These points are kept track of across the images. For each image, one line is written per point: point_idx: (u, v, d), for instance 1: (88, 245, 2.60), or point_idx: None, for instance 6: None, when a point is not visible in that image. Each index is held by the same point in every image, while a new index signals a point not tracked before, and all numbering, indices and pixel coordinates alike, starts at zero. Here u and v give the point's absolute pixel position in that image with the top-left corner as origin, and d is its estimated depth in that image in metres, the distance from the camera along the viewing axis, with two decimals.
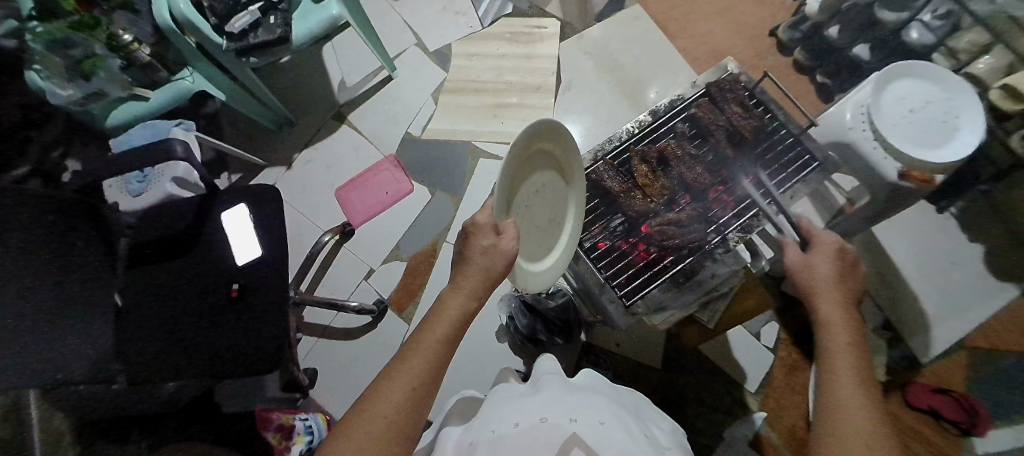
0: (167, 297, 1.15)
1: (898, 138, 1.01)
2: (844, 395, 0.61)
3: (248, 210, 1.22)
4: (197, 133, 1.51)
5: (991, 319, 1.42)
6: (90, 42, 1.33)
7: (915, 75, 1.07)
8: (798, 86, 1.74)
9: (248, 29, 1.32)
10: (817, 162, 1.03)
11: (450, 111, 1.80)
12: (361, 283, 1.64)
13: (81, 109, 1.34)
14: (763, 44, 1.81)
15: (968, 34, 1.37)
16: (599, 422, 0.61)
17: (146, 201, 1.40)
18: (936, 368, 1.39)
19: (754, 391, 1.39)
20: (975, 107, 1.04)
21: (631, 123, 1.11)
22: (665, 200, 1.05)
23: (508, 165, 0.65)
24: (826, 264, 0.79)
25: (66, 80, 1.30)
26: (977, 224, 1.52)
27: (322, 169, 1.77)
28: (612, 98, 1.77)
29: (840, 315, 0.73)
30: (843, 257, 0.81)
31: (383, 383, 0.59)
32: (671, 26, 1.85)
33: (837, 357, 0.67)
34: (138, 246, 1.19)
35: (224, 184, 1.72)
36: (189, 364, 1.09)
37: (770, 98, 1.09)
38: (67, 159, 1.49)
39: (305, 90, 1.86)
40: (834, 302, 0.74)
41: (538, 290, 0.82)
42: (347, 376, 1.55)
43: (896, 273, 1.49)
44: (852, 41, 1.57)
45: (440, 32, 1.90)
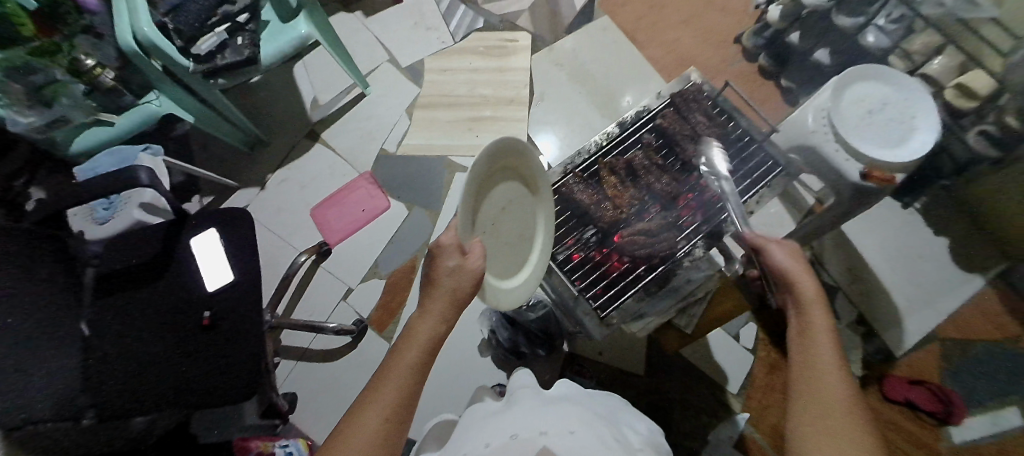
0: (136, 329, 1.11)
1: (857, 140, 1.04)
2: (822, 381, 0.63)
3: (218, 235, 1.19)
4: (164, 158, 1.49)
5: (958, 310, 1.46)
6: (51, 68, 1.29)
7: (869, 79, 1.12)
8: (764, 90, 1.79)
9: (215, 51, 1.31)
10: (780, 166, 1.06)
11: (425, 126, 1.80)
12: (340, 303, 1.61)
13: (44, 136, 1.29)
14: (729, 51, 1.86)
15: (922, 36, 1.44)
16: (569, 431, 0.61)
17: (112, 229, 1.36)
18: (911, 360, 1.42)
19: (736, 392, 1.40)
20: (929, 107, 1.08)
21: (598, 136, 1.13)
22: (635, 209, 1.06)
23: (468, 186, 0.65)
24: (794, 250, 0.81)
25: (27, 107, 1.26)
26: (940, 218, 1.57)
27: (295, 189, 1.74)
28: (585, 108, 1.79)
29: (816, 304, 0.73)
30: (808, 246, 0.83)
31: (356, 415, 0.58)
32: (639, 36, 1.90)
33: (811, 339, 0.68)
34: (104, 276, 1.15)
35: (196, 207, 1.69)
36: (160, 398, 1.06)
37: (733, 106, 1.12)
38: (31, 186, 1.44)
39: (277, 110, 1.84)
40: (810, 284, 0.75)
41: (512, 307, 0.81)
42: (328, 399, 1.51)
43: (867, 269, 1.52)
44: (812, 46, 1.63)
45: (412, 48, 1.91)
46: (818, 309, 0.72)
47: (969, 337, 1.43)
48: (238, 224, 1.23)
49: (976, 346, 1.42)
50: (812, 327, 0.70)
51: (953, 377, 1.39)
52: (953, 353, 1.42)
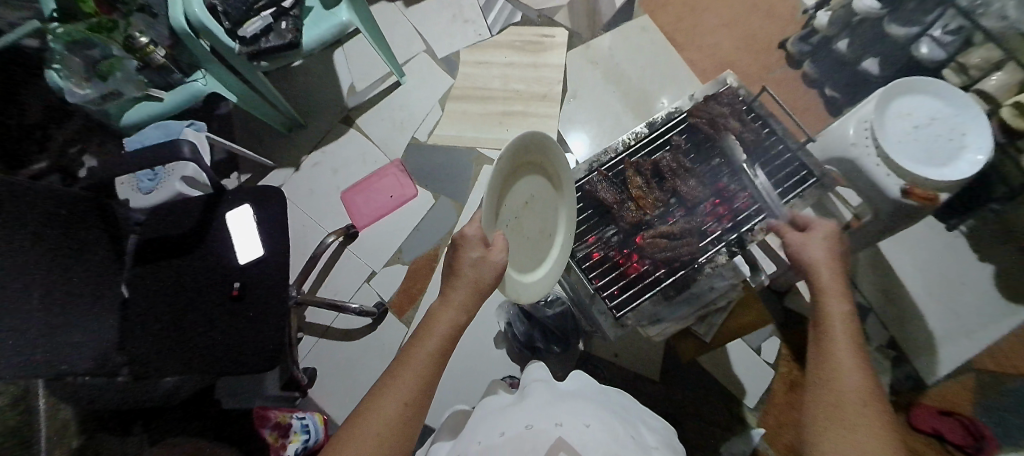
0: (172, 295, 1.17)
1: (899, 155, 1.00)
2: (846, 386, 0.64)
3: (252, 209, 1.25)
4: (207, 134, 1.56)
5: (1001, 341, 1.38)
6: (108, 44, 1.34)
7: (918, 91, 1.07)
8: (805, 99, 1.73)
9: (260, 34, 1.35)
10: (815, 178, 1.02)
11: (456, 118, 1.82)
12: (363, 286, 1.66)
13: (98, 108, 1.38)
14: (771, 56, 1.80)
15: (980, 50, 1.35)
16: (584, 425, 0.62)
17: (155, 199, 1.44)
18: (944, 390, 1.35)
19: (752, 407, 1.37)
20: (983, 126, 1.03)
21: (627, 135, 1.12)
22: (659, 212, 1.05)
23: (493, 180, 0.66)
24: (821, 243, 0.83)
25: (83, 80, 1.33)
26: (987, 244, 1.48)
27: (328, 172, 1.79)
28: (618, 108, 1.77)
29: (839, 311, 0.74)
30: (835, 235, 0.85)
31: (375, 398, 0.60)
32: (678, 38, 1.86)
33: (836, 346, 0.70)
34: (146, 243, 1.22)
35: (233, 184, 1.76)
36: (190, 362, 1.11)
37: (768, 113, 1.08)
38: (83, 155, 1.54)
39: (315, 94, 1.89)
40: (826, 273, 0.80)
41: (530, 301, 0.82)
42: (346, 378, 1.56)
43: (902, 291, 1.46)
44: (860, 55, 1.56)
45: (448, 39, 1.93)
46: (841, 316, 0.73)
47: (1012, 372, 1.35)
48: (272, 201, 1.27)
49: None
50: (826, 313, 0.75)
51: (989, 412, 1.31)
52: (990, 387, 1.34)
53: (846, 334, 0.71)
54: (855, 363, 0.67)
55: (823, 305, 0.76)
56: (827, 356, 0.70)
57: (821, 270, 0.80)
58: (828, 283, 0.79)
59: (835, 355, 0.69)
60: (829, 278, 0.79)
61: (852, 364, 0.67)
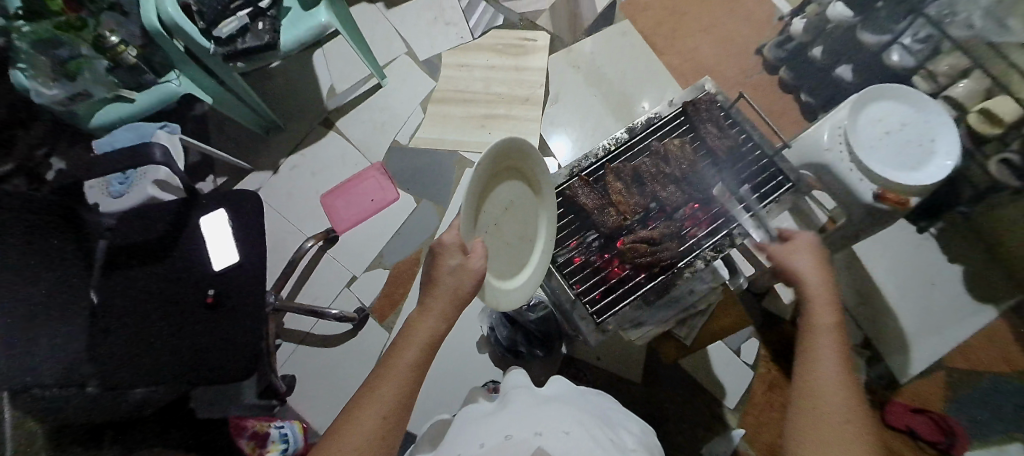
0: (143, 303, 1.12)
1: (873, 160, 1.02)
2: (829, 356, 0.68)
3: (228, 215, 1.22)
4: (181, 137, 1.51)
5: (969, 340, 1.43)
6: (76, 43, 1.32)
7: (890, 98, 1.10)
8: (781, 104, 1.77)
9: (236, 34, 1.32)
10: (790, 182, 1.04)
11: (438, 120, 1.80)
12: (344, 290, 1.63)
13: (65, 109, 1.31)
14: (749, 62, 1.84)
15: (948, 58, 1.40)
16: (563, 432, 0.61)
17: (124, 204, 1.38)
18: (915, 388, 1.39)
19: (733, 408, 1.38)
20: (952, 132, 1.07)
21: (607, 140, 1.12)
22: (639, 216, 1.06)
23: (472, 186, 0.66)
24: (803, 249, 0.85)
25: (51, 79, 1.29)
26: (955, 245, 1.53)
27: (307, 175, 1.76)
28: (599, 110, 1.78)
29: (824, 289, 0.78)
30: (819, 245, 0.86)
31: (352, 414, 0.58)
32: (659, 42, 1.88)
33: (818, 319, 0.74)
34: (117, 248, 1.16)
35: (209, 187, 1.72)
36: (159, 373, 1.06)
37: (745, 118, 1.10)
38: (51, 157, 1.46)
39: (294, 96, 1.86)
40: (811, 278, 0.80)
41: (510, 308, 0.81)
42: (326, 385, 1.53)
43: (876, 292, 1.49)
44: (835, 62, 1.60)
45: (430, 41, 1.92)
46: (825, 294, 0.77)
47: (979, 369, 1.39)
48: (249, 206, 1.24)
49: (985, 379, 1.38)
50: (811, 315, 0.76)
51: (957, 409, 1.35)
52: (959, 384, 1.38)
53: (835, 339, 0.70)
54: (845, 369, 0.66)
55: (812, 307, 0.76)
56: (816, 359, 0.68)
57: (806, 274, 0.81)
58: (816, 288, 0.79)
59: (824, 358, 0.68)
60: (814, 281, 0.80)
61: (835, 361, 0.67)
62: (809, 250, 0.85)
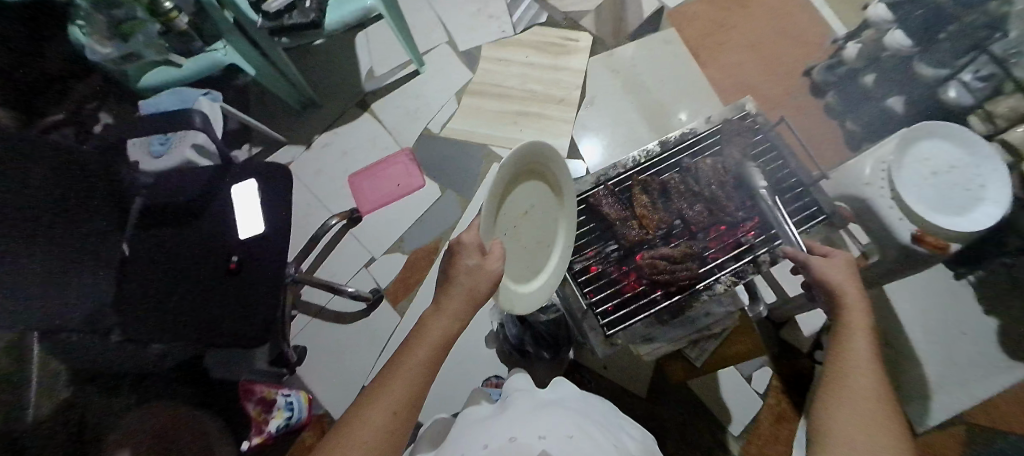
0: (170, 264, 1.16)
1: (915, 200, 0.98)
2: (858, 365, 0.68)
3: (257, 186, 1.24)
4: (222, 105, 1.57)
5: (997, 397, 1.36)
6: (132, 5, 1.29)
7: (941, 136, 1.05)
8: (824, 130, 1.70)
9: (284, 10, 1.33)
10: (824, 214, 1.00)
11: (471, 112, 1.81)
12: (361, 270, 1.66)
13: (117, 68, 1.40)
14: (795, 83, 1.78)
15: (1009, 99, 1.31)
16: (567, 436, 0.62)
17: (163, 165, 1.43)
18: (933, 440, 1.33)
19: (737, 435, 1.35)
20: (1004, 179, 1.01)
21: (637, 152, 1.11)
22: (661, 232, 1.04)
23: (494, 187, 0.66)
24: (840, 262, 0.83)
25: (106, 39, 1.33)
26: (994, 296, 1.46)
27: (338, 153, 1.79)
28: (634, 119, 1.76)
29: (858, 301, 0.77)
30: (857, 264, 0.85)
31: (363, 406, 0.60)
32: (703, 54, 1.84)
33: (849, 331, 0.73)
34: (153, 207, 1.20)
35: (243, 156, 1.77)
36: (180, 334, 1.09)
37: (783, 143, 1.07)
38: (101, 111, 1.51)
39: (334, 74, 1.89)
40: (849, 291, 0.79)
41: (524, 311, 0.81)
42: (334, 361, 1.56)
43: (902, 335, 1.43)
44: (886, 92, 1.53)
45: (471, 33, 1.92)
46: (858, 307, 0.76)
47: (1005, 429, 1.32)
48: (279, 179, 1.27)
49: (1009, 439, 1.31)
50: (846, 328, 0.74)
51: None
52: (981, 442, 1.32)
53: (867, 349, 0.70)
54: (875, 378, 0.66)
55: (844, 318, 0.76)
56: (845, 367, 0.68)
57: (845, 287, 0.79)
58: (852, 300, 0.78)
59: (855, 367, 0.67)
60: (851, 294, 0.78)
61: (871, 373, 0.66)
62: (845, 266, 0.83)
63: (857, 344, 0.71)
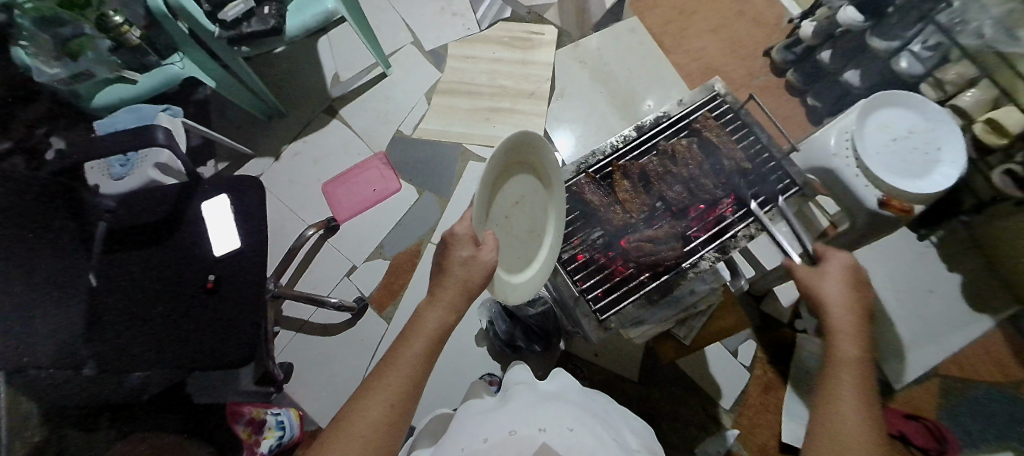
0: (140, 287, 1.10)
1: (879, 168, 1.02)
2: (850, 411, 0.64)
3: (229, 202, 1.20)
4: (183, 120, 1.51)
5: (963, 349, 1.44)
6: (78, 22, 1.27)
7: (898, 105, 1.10)
8: (788, 106, 1.76)
9: (241, 18, 1.29)
10: (798, 186, 1.04)
11: (442, 112, 1.79)
12: (344, 279, 1.63)
13: (68, 88, 1.32)
14: (756, 64, 1.83)
15: (956, 67, 1.40)
16: (567, 429, 0.62)
17: (125, 187, 1.37)
18: (909, 395, 1.40)
19: (728, 408, 1.39)
20: (957, 140, 1.07)
21: (615, 138, 1.13)
22: (644, 215, 1.06)
23: (485, 178, 0.65)
24: (839, 284, 0.77)
25: (52, 58, 1.27)
26: (955, 253, 1.54)
27: (309, 163, 1.75)
28: (605, 108, 1.77)
29: (849, 330, 0.72)
30: (852, 275, 0.78)
31: (360, 400, 0.59)
32: (666, 40, 1.87)
33: (839, 369, 0.69)
34: (118, 232, 1.14)
35: (210, 172, 1.71)
36: (158, 357, 1.05)
37: (753, 120, 1.10)
38: (51, 136, 1.43)
39: (298, 82, 1.84)
40: (839, 316, 0.74)
41: (517, 301, 0.82)
42: (323, 374, 1.53)
43: (873, 297, 1.50)
44: (842, 66, 1.59)
45: (437, 32, 1.90)
46: (850, 339, 0.71)
47: (973, 378, 1.41)
48: (251, 191, 1.23)
49: (978, 387, 1.39)
50: (838, 352, 0.70)
51: (948, 416, 1.37)
52: (953, 392, 1.40)
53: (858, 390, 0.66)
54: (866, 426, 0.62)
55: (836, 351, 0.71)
56: (835, 411, 0.64)
57: (837, 314, 0.74)
58: (842, 328, 0.73)
59: (845, 412, 0.64)
60: (844, 315, 0.74)
61: (865, 425, 0.62)
62: (841, 286, 0.77)
63: (847, 389, 0.66)
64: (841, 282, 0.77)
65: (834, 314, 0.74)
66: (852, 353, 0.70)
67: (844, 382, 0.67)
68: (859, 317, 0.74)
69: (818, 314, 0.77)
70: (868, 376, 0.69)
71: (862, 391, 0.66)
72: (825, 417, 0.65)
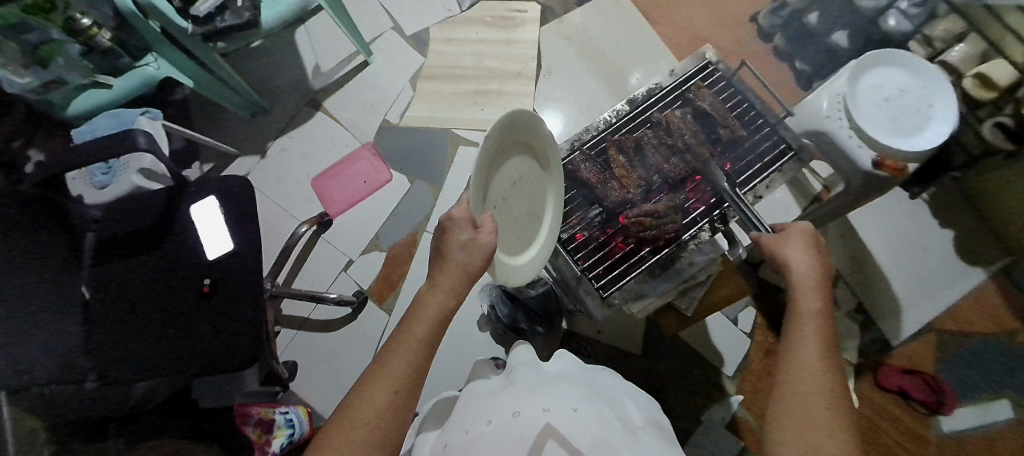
0: (137, 294, 1.09)
1: (872, 127, 1.02)
2: (806, 364, 0.63)
3: (218, 203, 1.17)
4: (164, 122, 1.46)
5: (958, 302, 1.47)
6: (45, 27, 1.21)
7: (888, 63, 1.10)
8: (776, 72, 1.74)
9: (215, 12, 1.25)
10: (793, 150, 1.05)
11: (429, 98, 1.76)
12: (341, 275, 1.62)
13: (40, 97, 1.28)
14: (744, 30, 1.80)
15: (943, 23, 1.42)
16: (572, 408, 0.61)
17: (110, 196, 1.33)
18: (907, 350, 1.43)
19: (731, 375, 1.42)
20: (948, 96, 1.07)
21: (608, 113, 1.11)
22: (642, 190, 1.05)
23: (480, 159, 0.64)
24: (796, 248, 0.77)
25: (21, 67, 1.22)
26: (947, 209, 1.55)
27: (297, 158, 1.72)
28: (594, 84, 1.75)
29: (811, 289, 0.72)
30: (811, 240, 0.79)
31: (365, 387, 0.59)
32: (652, 11, 1.84)
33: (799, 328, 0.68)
34: (106, 241, 1.12)
35: (195, 174, 1.67)
36: (160, 364, 1.04)
37: (746, 87, 1.10)
38: (29, 149, 1.37)
39: (279, 77, 1.80)
40: (802, 278, 0.74)
41: (519, 284, 0.82)
42: (328, 369, 1.53)
43: (869, 258, 1.52)
44: (830, 29, 1.58)
45: (417, 16, 1.86)
46: (810, 297, 0.71)
47: (969, 330, 1.44)
48: (240, 190, 1.20)
49: (974, 338, 1.43)
50: (801, 315, 0.70)
51: (945, 368, 1.41)
52: (949, 345, 1.43)
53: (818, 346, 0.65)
54: (824, 378, 0.61)
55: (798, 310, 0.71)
56: (793, 367, 0.64)
57: (798, 276, 0.75)
58: (802, 289, 0.73)
59: (802, 366, 0.63)
60: (807, 277, 0.74)
61: (823, 376, 0.62)
62: (804, 248, 0.77)
63: (807, 345, 0.65)
64: (799, 246, 0.78)
65: (797, 278, 0.74)
66: (812, 309, 0.70)
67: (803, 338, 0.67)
68: (822, 280, 0.74)
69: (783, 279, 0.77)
70: (831, 332, 0.68)
71: (823, 346, 0.66)
72: (787, 374, 0.64)
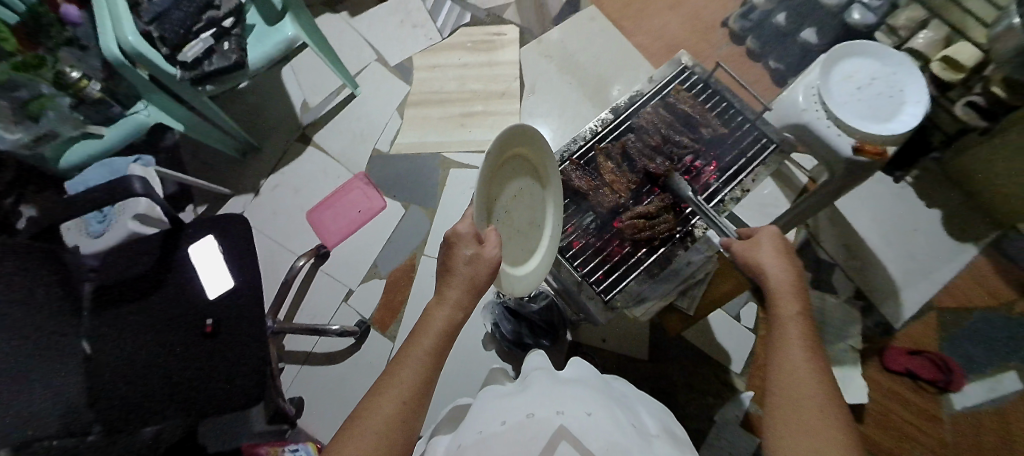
0: (139, 340, 1.08)
1: (847, 115, 1.06)
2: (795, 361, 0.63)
3: (217, 241, 1.19)
4: (156, 168, 1.47)
5: (954, 279, 1.49)
6: (35, 82, 1.26)
7: (856, 54, 1.14)
8: (752, 72, 1.80)
9: (202, 56, 1.28)
10: (774, 143, 1.09)
11: (417, 123, 1.80)
12: (342, 305, 1.61)
13: (32, 152, 1.27)
14: (715, 35, 1.86)
15: (906, 12, 1.47)
16: (586, 413, 0.61)
17: (107, 242, 1.34)
18: (911, 331, 1.44)
19: (740, 372, 1.42)
20: (916, 80, 1.11)
21: (594, 122, 1.13)
22: (633, 194, 1.08)
23: (483, 174, 0.66)
24: (763, 249, 0.79)
25: (13, 123, 1.25)
26: (932, 190, 1.59)
27: (290, 193, 1.73)
28: (576, 98, 1.80)
29: (786, 287, 0.73)
30: (778, 240, 0.80)
31: (374, 398, 0.59)
32: (626, 23, 1.90)
33: (783, 326, 0.69)
34: (104, 291, 1.11)
35: (190, 217, 1.68)
36: (165, 404, 1.03)
37: (723, 87, 1.14)
38: (22, 204, 1.37)
39: (268, 115, 1.83)
40: (775, 279, 0.75)
41: (524, 292, 0.83)
42: (336, 401, 1.51)
43: (861, 243, 1.54)
44: (799, 27, 1.64)
45: (400, 46, 1.90)
46: (787, 296, 0.72)
47: (968, 306, 1.45)
48: (238, 228, 1.22)
49: (974, 313, 1.44)
50: (782, 313, 0.70)
51: (949, 345, 1.42)
52: (950, 323, 1.44)
53: (802, 342, 0.66)
54: (814, 371, 0.62)
55: (778, 308, 0.71)
56: (783, 364, 0.64)
57: (771, 277, 0.75)
58: (778, 288, 0.74)
59: (793, 362, 0.63)
60: (781, 279, 0.74)
61: (813, 370, 0.62)
62: (772, 249, 0.78)
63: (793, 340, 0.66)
64: (768, 246, 0.79)
65: (771, 279, 0.75)
66: (792, 304, 0.71)
67: (789, 337, 0.67)
68: (795, 279, 0.75)
69: (761, 285, 0.77)
70: (813, 327, 0.69)
71: (807, 340, 0.66)
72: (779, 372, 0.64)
